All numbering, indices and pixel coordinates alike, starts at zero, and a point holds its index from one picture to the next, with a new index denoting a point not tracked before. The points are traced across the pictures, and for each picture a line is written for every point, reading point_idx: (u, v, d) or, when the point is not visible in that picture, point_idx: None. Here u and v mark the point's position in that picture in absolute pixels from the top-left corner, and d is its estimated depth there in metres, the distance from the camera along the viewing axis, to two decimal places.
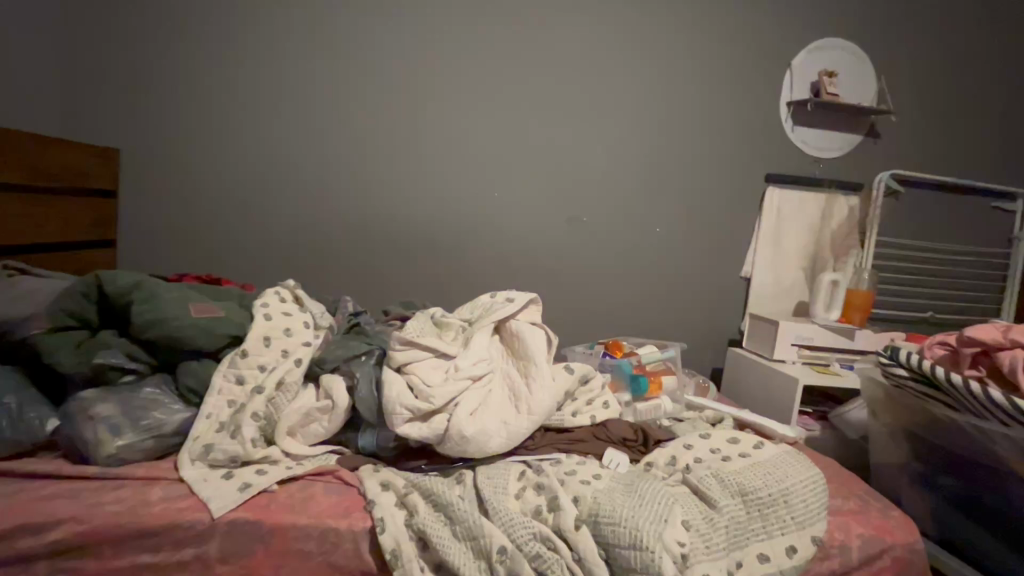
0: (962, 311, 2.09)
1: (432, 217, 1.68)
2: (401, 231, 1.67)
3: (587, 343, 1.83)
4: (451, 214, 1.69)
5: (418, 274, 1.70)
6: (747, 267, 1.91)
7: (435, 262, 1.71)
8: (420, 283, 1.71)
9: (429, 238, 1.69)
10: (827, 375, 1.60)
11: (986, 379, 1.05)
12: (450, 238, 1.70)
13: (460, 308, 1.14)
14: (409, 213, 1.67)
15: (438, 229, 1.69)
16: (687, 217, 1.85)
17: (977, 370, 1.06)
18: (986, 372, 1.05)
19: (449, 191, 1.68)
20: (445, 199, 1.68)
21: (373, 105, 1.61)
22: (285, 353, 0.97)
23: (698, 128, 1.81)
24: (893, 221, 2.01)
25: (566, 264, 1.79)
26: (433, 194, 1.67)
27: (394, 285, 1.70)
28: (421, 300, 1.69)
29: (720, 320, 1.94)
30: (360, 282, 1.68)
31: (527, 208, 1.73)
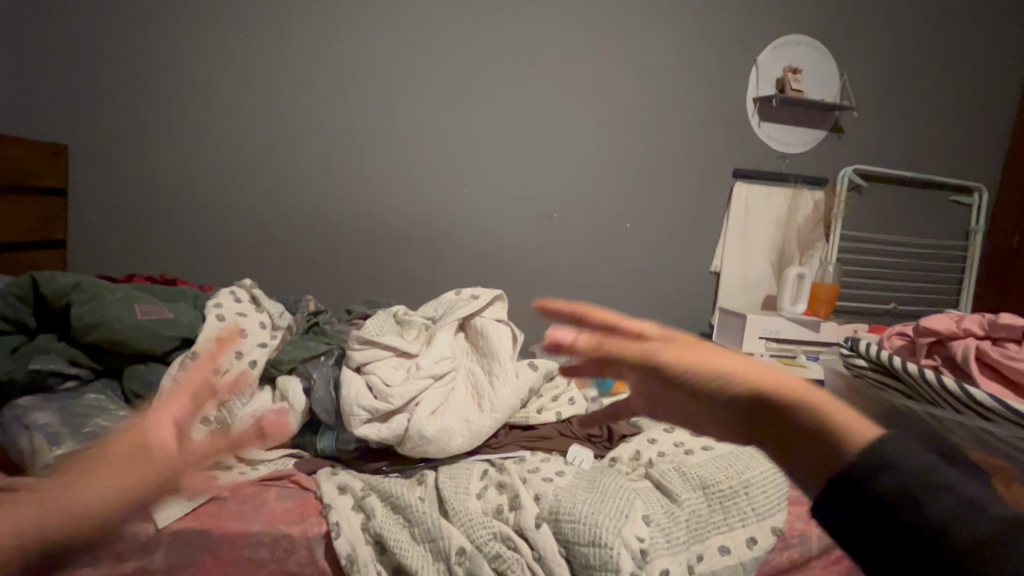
0: (922, 302, 2.16)
1: (400, 215, 1.66)
2: (370, 229, 1.64)
3: None
4: (421, 212, 1.67)
5: (389, 273, 1.68)
6: (716, 262, 1.94)
7: (406, 261, 1.69)
8: (391, 283, 1.69)
9: (398, 236, 1.67)
10: (793, 367, 1.64)
11: (941, 368, 1.08)
12: (421, 236, 1.68)
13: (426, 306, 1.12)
14: (378, 211, 1.64)
15: (408, 227, 1.67)
16: (658, 212, 1.87)
17: (933, 361, 1.09)
18: (942, 362, 1.08)
19: (418, 189, 1.66)
20: (414, 197, 1.66)
21: (339, 101, 1.57)
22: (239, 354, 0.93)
23: (667, 124, 1.82)
24: (857, 215, 2.06)
25: (537, 261, 1.78)
26: (401, 191, 1.65)
27: (363, 285, 1.67)
28: (391, 299, 1.67)
29: (691, 315, 1.97)
30: (329, 282, 1.65)
31: (498, 205, 1.72)
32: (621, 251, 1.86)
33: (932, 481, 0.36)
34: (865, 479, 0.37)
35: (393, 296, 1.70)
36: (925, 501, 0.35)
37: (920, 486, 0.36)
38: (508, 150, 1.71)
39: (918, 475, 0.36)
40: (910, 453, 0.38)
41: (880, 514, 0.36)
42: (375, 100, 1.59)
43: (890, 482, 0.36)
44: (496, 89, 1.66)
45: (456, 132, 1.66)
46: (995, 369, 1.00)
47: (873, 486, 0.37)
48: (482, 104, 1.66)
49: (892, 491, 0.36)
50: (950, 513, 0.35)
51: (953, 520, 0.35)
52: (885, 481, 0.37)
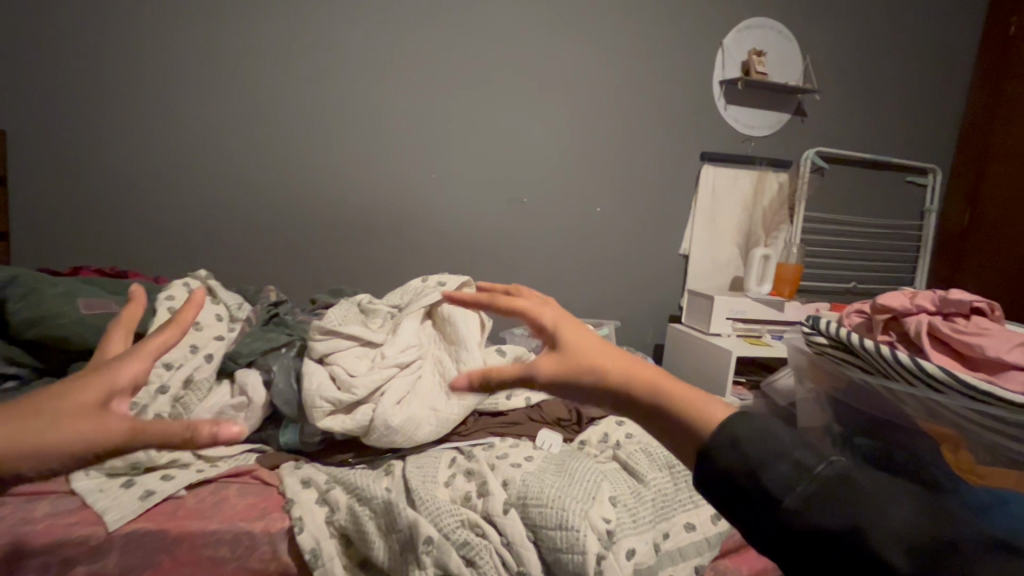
0: (880, 280, 2.25)
1: (367, 201, 1.62)
2: (336, 217, 1.60)
3: None
4: (388, 198, 1.63)
5: (356, 262, 1.65)
6: (684, 245, 1.97)
7: (374, 249, 1.65)
8: (359, 273, 1.66)
9: (365, 224, 1.63)
10: (758, 346, 1.68)
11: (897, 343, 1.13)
12: (389, 224, 1.65)
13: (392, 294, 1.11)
14: (343, 198, 1.60)
15: (375, 215, 1.63)
16: (627, 197, 1.88)
17: (889, 336, 1.14)
18: (897, 338, 1.13)
19: (386, 175, 1.62)
20: (381, 184, 1.62)
21: (300, 84, 1.51)
22: (194, 348, 0.89)
23: (635, 108, 1.82)
24: (819, 197, 2.11)
25: (510, 246, 1.78)
26: (368, 178, 1.61)
27: (332, 273, 1.64)
28: (361, 288, 1.65)
29: (660, 298, 2.00)
30: (295, 273, 1.61)
31: (468, 191, 1.70)
32: (590, 236, 1.86)
33: (764, 458, 0.46)
34: (712, 456, 0.47)
35: (364, 285, 1.67)
36: (760, 471, 0.46)
37: (759, 463, 0.46)
38: (477, 135, 1.68)
39: (757, 452, 0.46)
40: (754, 430, 0.48)
41: (728, 485, 0.47)
42: (337, 84, 1.54)
43: (730, 457, 0.47)
44: (462, 71, 1.63)
45: (423, 116, 1.62)
46: (946, 343, 1.05)
47: (718, 463, 0.47)
48: (450, 87, 1.63)
49: (730, 461, 0.47)
50: (780, 478, 0.45)
51: (783, 488, 0.45)
52: (726, 457, 0.47)
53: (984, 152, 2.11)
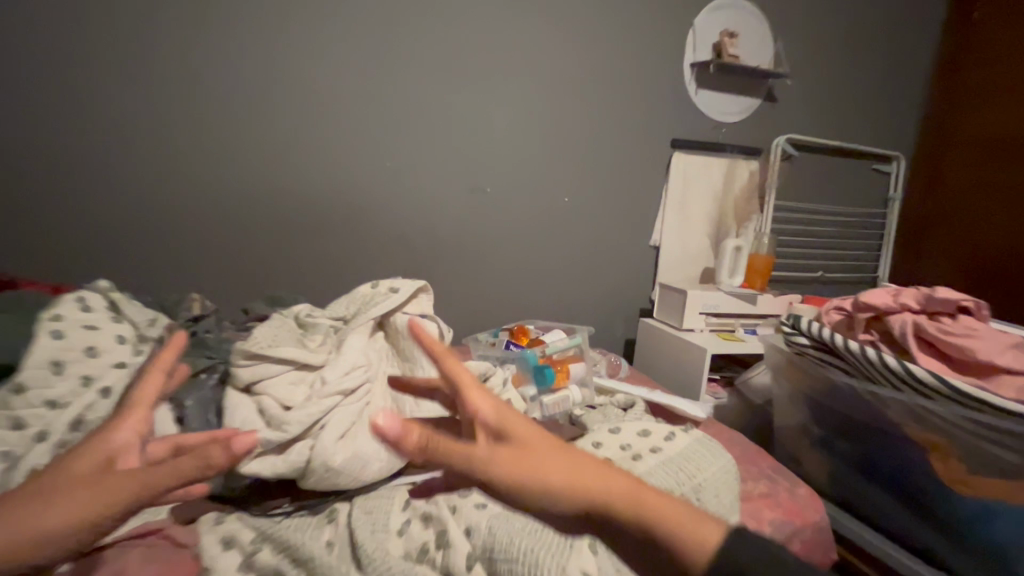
0: (845, 269, 2.24)
1: (315, 193, 1.47)
2: (279, 210, 1.44)
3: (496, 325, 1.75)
4: (338, 189, 1.49)
5: (302, 261, 1.49)
6: (655, 236, 1.91)
7: (323, 246, 1.51)
8: (305, 273, 1.50)
9: (312, 219, 1.48)
10: (731, 342, 1.62)
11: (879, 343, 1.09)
12: (340, 219, 1.50)
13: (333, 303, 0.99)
14: (287, 190, 1.44)
15: (323, 208, 1.48)
16: (596, 186, 1.78)
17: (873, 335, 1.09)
18: (881, 336, 1.09)
19: (335, 164, 1.47)
20: (331, 173, 1.47)
21: (236, 58, 1.34)
22: (59, 367, 0.73)
23: (606, 91, 1.71)
24: (790, 185, 2.07)
25: (473, 240, 1.66)
26: (316, 167, 1.46)
27: (277, 274, 1.48)
28: (311, 287, 1.51)
29: (631, 291, 1.93)
30: (233, 274, 1.44)
31: (427, 182, 1.57)
32: (557, 228, 1.77)
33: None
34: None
35: (314, 285, 1.52)
36: None
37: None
38: (437, 120, 1.54)
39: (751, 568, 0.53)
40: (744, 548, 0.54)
41: None
42: (278, 60, 1.37)
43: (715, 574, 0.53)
44: (417, 48, 1.48)
45: (377, 98, 1.47)
46: (932, 345, 1.00)
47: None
48: (406, 67, 1.48)
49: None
50: None
51: None
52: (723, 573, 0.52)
53: (946, 139, 2.12)
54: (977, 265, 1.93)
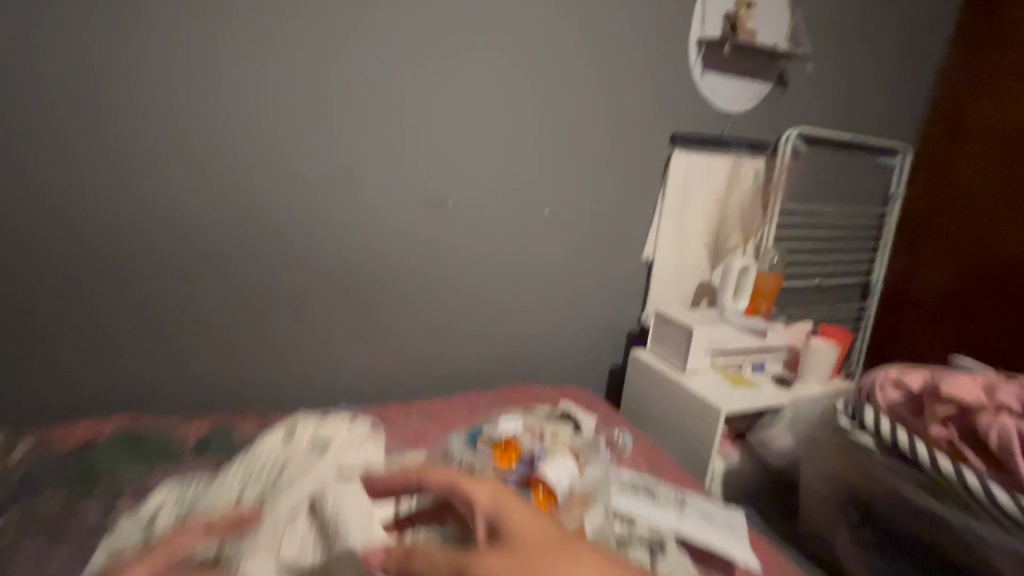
0: (844, 274, 2.02)
1: (223, 215, 1.15)
2: (168, 238, 1.12)
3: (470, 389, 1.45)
4: (255, 208, 1.17)
5: (201, 300, 1.17)
6: (648, 250, 1.62)
7: (227, 280, 1.18)
8: (206, 316, 1.18)
9: (214, 248, 1.16)
10: (743, 389, 1.39)
11: (959, 442, 0.88)
12: (253, 248, 1.19)
13: (231, 473, 0.74)
14: (178, 211, 1.12)
15: (231, 236, 1.16)
16: (575, 193, 1.48)
17: (951, 432, 0.88)
18: (959, 433, 0.88)
19: (246, 177, 1.15)
20: (239, 189, 1.15)
21: (106, 33, 1.01)
22: None
23: (589, 77, 1.41)
24: (799, 184, 1.80)
25: (432, 266, 1.36)
26: (219, 180, 1.13)
27: (176, 317, 1.16)
28: (223, 333, 1.21)
29: (620, 313, 1.65)
30: (107, 317, 1.12)
31: (368, 199, 1.26)
32: (528, 247, 1.46)
33: None
34: None
35: (227, 329, 1.21)
36: None
37: None
38: (380, 120, 1.23)
39: None
40: None
41: None
42: (169, 41, 1.04)
43: None
44: (356, 25, 1.16)
45: (302, 92, 1.15)
46: None
47: None
48: (340, 50, 1.16)
49: None
50: None
51: None
52: None
53: (954, 130, 1.88)
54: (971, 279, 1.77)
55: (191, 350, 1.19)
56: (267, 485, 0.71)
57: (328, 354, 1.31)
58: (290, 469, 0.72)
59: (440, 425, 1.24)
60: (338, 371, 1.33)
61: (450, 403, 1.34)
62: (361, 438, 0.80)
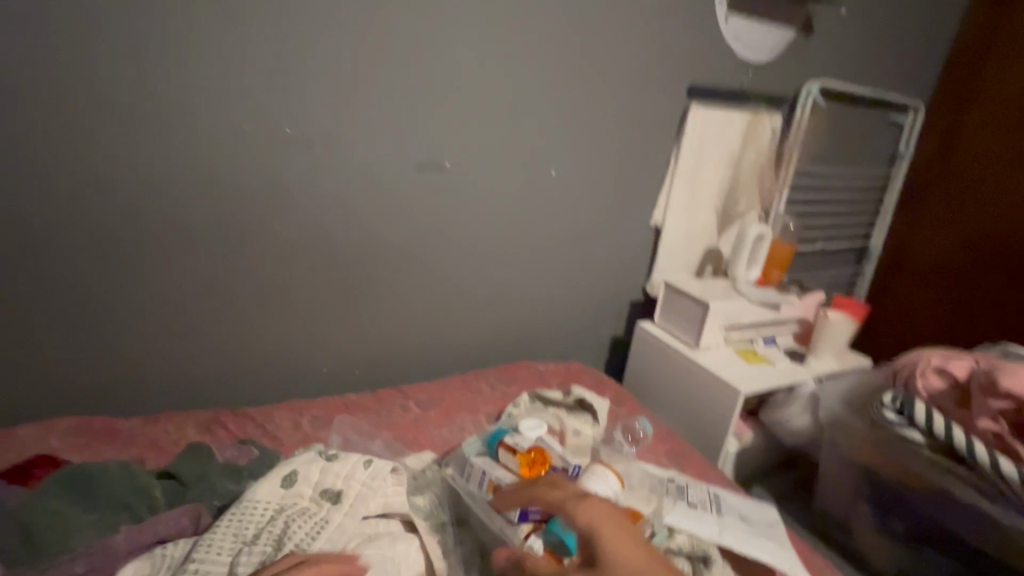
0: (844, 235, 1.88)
1: (176, 177, 0.95)
2: (109, 206, 0.92)
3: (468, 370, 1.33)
4: (216, 170, 0.97)
5: (156, 280, 0.99)
6: (658, 214, 1.48)
7: (188, 257, 1.00)
8: (164, 298, 1.00)
9: (168, 217, 0.96)
10: (759, 366, 1.31)
11: (1005, 434, 0.84)
12: (216, 218, 0.99)
13: (220, 529, 0.62)
14: (119, 173, 0.91)
15: (188, 203, 0.97)
16: (585, 152, 1.32)
17: (1001, 427, 0.84)
18: (1009, 428, 0.84)
19: (203, 130, 0.94)
20: (194, 146, 0.94)
21: None
22: None
23: (606, 17, 1.23)
24: (816, 142, 1.67)
25: (427, 237, 1.20)
26: (170, 136, 0.92)
27: (126, 300, 0.98)
28: (185, 318, 1.03)
29: (626, 283, 1.53)
30: (37, 301, 0.92)
31: (353, 160, 1.07)
32: (532, 212, 1.31)
33: None
34: None
35: (190, 312, 1.03)
36: None
37: None
38: (365, 64, 1.02)
39: None
40: None
41: None
42: None
43: None
44: None
45: (272, 26, 0.94)
46: None
47: None
48: None
49: None
50: None
51: None
52: None
53: (970, 85, 1.77)
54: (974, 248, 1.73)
55: (149, 338, 1.02)
56: (271, 552, 0.61)
57: (311, 337, 1.16)
58: (298, 530, 0.63)
59: (442, 414, 1.13)
60: (324, 354, 1.19)
61: (450, 386, 1.22)
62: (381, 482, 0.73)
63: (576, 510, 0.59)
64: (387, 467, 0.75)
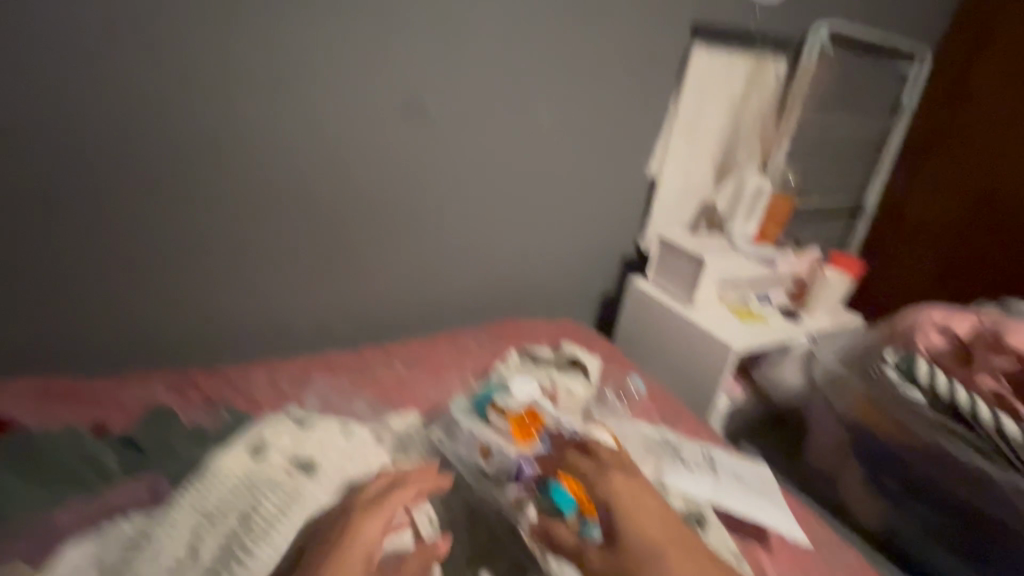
0: (841, 191, 1.81)
1: (121, 117, 0.84)
2: (46, 150, 0.82)
3: (455, 327, 1.28)
4: (167, 110, 0.87)
5: (108, 233, 0.90)
6: (654, 166, 1.41)
7: (145, 209, 0.91)
8: (121, 251, 0.91)
9: (119, 159, 0.86)
10: (753, 324, 1.29)
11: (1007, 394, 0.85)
12: (171, 165, 0.90)
13: (179, 505, 0.57)
14: (57, 108, 0.80)
15: (138, 149, 0.87)
16: (578, 97, 1.23)
17: (1003, 385, 0.85)
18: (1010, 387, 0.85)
19: (151, 62, 0.83)
20: (142, 79, 0.84)
21: None
22: None
23: None
24: (820, 91, 1.59)
25: (409, 186, 1.11)
26: (111, 70, 0.82)
27: (73, 256, 0.89)
28: (145, 275, 0.95)
29: (619, 238, 1.47)
30: None
31: (324, 99, 0.97)
32: (522, 161, 1.22)
33: None
34: None
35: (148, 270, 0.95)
36: None
37: None
38: None
39: None
40: None
41: None
42: None
43: None
44: None
45: None
46: None
47: None
48: None
49: None
50: None
51: None
52: None
53: (981, 31, 1.67)
54: (971, 203, 1.66)
55: (108, 294, 0.93)
56: (235, 531, 0.56)
57: (288, 292, 1.09)
58: (266, 506, 0.58)
59: (428, 373, 1.08)
60: (303, 311, 1.12)
61: (438, 344, 1.17)
62: (361, 454, 0.68)
63: (596, 473, 0.61)
64: (366, 437, 0.70)
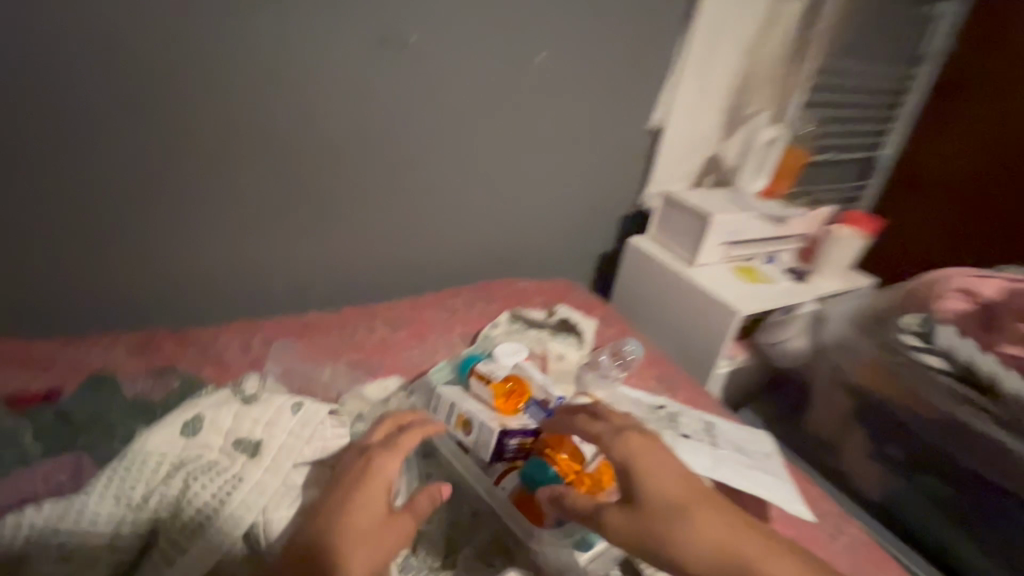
0: (855, 145, 1.70)
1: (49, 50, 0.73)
2: None
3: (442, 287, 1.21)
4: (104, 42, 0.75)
5: (48, 186, 0.80)
6: (658, 114, 1.30)
7: (90, 158, 0.81)
8: (66, 206, 0.82)
9: (53, 96, 0.75)
10: (758, 286, 1.21)
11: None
12: (115, 108, 0.79)
13: (99, 490, 0.52)
14: None
15: (74, 88, 0.76)
16: (577, 35, 1.10)
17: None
18: None
19: None
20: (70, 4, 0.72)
21: None
22: None
23: None
24: (842, 32, 1.45)
25: (389, 133, 1.01)
26: None
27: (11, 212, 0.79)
28: (97, 232, 0.86)
29: (619, 194, 1.38)
30: None
31: (288, 31, 0.85)
32: (515, 106, 1.12)
33: None
34: None
35: (100, 226, 0.86)
36: None
37: None
38: None
39: None
40: None
41: None
42: None
43: None
44: None
45: None
46: None
47: None
48: None
49: None
50: None
51: None
52: None
53: None
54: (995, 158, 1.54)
55: (57, 253, 0.85)
56: (168, 518, 0.52)
57: (260, 251, 1.00)
58: (203, 490, 0.54)
59: (412, 335, 1.02)
60: (278, 270, 1.04)
61: (424, 304, 1.11)
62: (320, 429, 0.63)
63: (607, 434, 0.55)
64: (321, 411, 0.64)
